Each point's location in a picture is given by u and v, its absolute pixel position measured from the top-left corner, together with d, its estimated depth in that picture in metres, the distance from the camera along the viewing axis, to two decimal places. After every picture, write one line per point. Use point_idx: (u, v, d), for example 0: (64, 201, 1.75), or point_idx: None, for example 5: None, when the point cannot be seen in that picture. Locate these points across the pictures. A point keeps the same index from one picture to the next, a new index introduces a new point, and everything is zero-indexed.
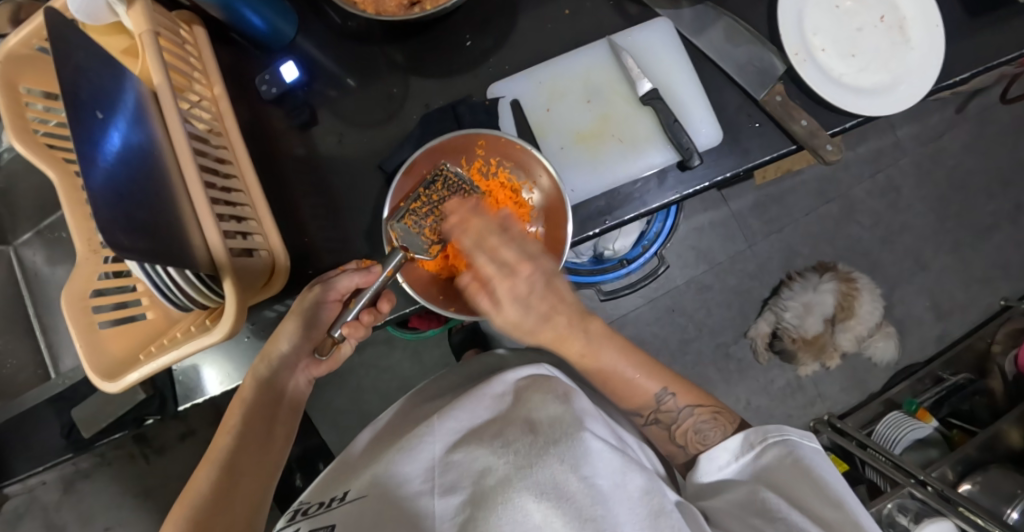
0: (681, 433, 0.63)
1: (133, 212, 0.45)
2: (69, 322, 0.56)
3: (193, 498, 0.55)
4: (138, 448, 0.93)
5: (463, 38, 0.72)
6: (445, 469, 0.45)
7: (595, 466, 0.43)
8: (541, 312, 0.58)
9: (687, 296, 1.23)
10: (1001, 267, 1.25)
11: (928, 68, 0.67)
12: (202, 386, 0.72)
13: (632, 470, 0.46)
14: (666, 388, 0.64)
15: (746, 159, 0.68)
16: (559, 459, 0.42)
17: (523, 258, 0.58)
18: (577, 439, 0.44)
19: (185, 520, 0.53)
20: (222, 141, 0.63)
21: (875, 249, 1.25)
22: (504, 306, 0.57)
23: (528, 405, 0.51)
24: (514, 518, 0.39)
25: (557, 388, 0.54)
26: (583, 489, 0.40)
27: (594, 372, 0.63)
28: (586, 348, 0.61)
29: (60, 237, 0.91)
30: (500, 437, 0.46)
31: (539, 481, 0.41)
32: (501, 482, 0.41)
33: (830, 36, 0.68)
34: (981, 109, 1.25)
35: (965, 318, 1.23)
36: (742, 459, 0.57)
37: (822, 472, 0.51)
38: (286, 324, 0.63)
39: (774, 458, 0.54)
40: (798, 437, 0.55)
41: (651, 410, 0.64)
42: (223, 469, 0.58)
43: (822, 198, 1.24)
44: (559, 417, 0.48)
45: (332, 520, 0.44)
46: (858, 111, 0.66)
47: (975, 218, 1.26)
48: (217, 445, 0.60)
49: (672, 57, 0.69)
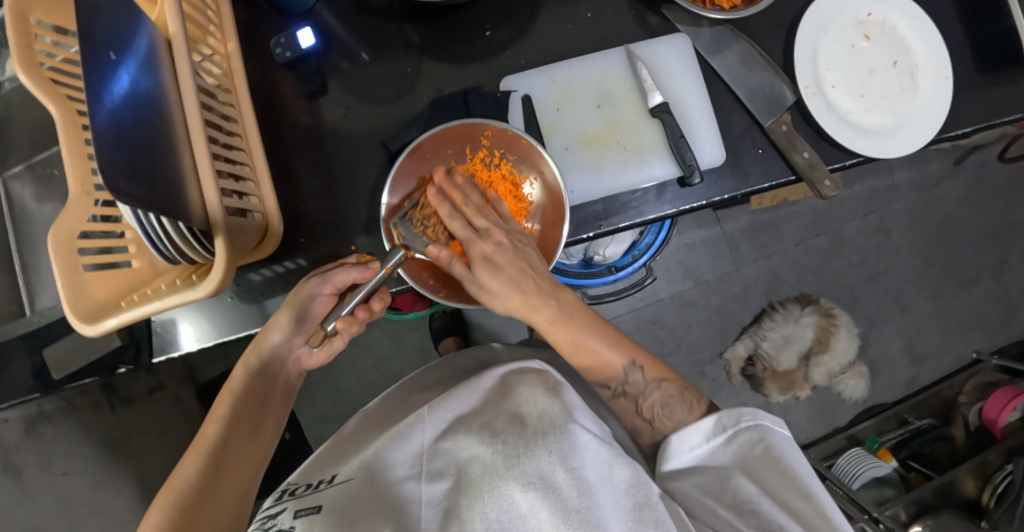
0: (647, 408, 0.63)
1: (137, 158, 0.45)
2: (53, 261, 0.56)
3: (177, 488, 0.55)
4: (105, 396, 0.92)
5: (483, 28, 0.72)
6: (434, 458, 0.45)
7: (583, 459, 0.43)
8: (512, 277, 0.61)
9: (669, 311, 1.24)
10: (978, 320, 1.28)
11: (932, 117, 0.68)
12: (176, 340, 0.70)
13: (620, 462, 0.45)
14: (632, 361, 0.65)
15: (746, 183, 0.69)
16: (547, 450, 0.42)
17: (495, 226, 0.62)
18: (567, 430, 0.44)
19: (171, 505, 0.54)
20: (230, 98, 0.62)
21: (859, 287, 1.27)
22: (476, 266, 0.60)
23: (517, 394, 0.51)
24: (500, 506, 0.39)
25: (549, 380, 0.53)
26: (570, 480, 0.41)
27: (566, 345, 0.64)
28: (557, 315, 0.63)
29: (51, 174, 0.89)
30: (488, 426, 0.46)
31: (526, 471, 0.41)
32: (488, 469, 0.41)
33: (841, 72, 0.69)
34: (979, 164, 1.27)
35: (936, 364, 1.26)
36: (714, 441, 0.56)
37: (790, 461, 0.51)
38: (283, 316, 0.63)
39: (747, 441, 0.54)
40: (771, 424, 0.54)
41: (619, 381, 0.65)
42: (211, 458, 0.58)
43: (814, 230, 1.26)
44: (549, 410, 0.47)
45: (321, 502, 0.44)
46: (859, 151, 0.67)
47: (960, 269, 1.28)
48: (205, 434, 0.60)
49: (687, 73, 0.70)
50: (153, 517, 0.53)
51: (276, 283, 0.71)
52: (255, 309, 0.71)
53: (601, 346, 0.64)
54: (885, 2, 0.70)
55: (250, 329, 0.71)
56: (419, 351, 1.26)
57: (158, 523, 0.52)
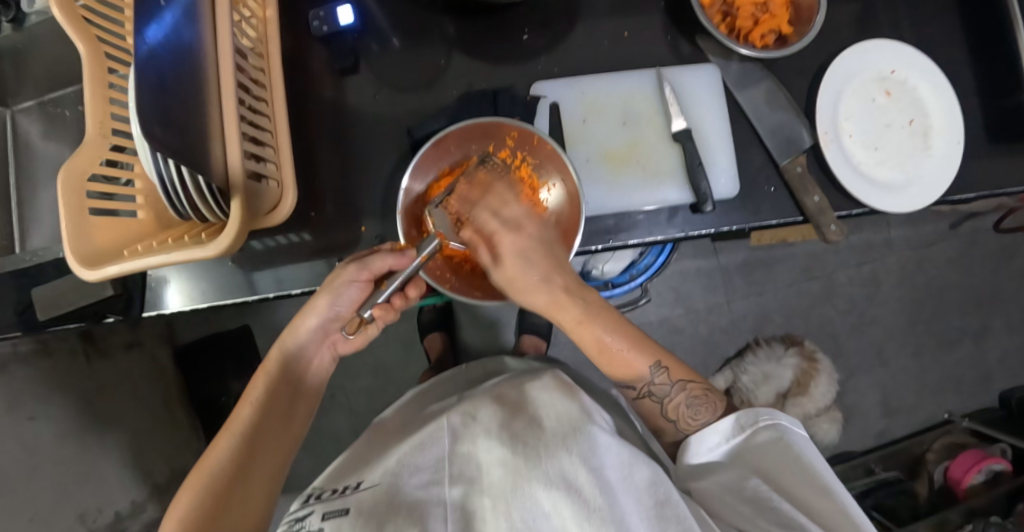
0: (673, 409, 0.65)
1: (170, 108, 0.45)
2: (61, 199, 0.55)
3: (210, 470, 0.57)
4: (84, 345, 0.95)
5: (521, 31, 0.73)
6: (454, 463, 0.47)
7: (602, 458, 0.47)
8: (542, 272, 0.65)
9: (657, 334, 1.26)
10: (952, 382, 1.31)
11: (942, 177, 0.70)
12: (160, 301, 0.71)
13: (639, 461, 0.50)
14: (658, 363, 0.66)
15: (755, 217, 0.71)
16: (570, 451, 0.46)
17: (524, 219, 0.66)
18: (586, 432, 0.48)
19: (204, 487, 0.55)
20: (262, 64, 0.62)
21: (843, 335, 1.29)
22: (506, 261, 0.64)
23: (533, 393, 0.55)
24: (526, 507, 0.43)
25: (564, 383, 0.56)
26: (592, 481, 0.44)
27: (591, 346, 0.67)
28: (582, 315, 0.67)
29: (62, 113, 0.87)
30: (507, 427, 0.49)
31: (550, 472, 0.44)
32: (512, 471, 0.45)
33: (860, 124, 0.71)
34: (974, 231, 1.30)
35: (908, 420, 1.29)
36: (733, 438, 0.61)
37: (809, 457, 0.56)
38: (321, 301, 0.64)
39: (765, 438, 0.58)
40: (787, 423, 0.59)
41: (646, 382, 0.66)
42: (243, 441, 0.60)
43: (807, 274, 1.29)
44: (567, 413, 0.51)
45: (347, 505, 0.46)
46: (868, 201, 0.69)
47: (942, 330, 1.31)
48: (239, 417, 0.62)
49: (711, 103, 0.72)
50: (184, 496, 0.55)
51: (278, 254, 0.70)
52: (255, 278, 0.70)
53: (625, 351, 0.66)
54: (909, 61, 0.72)
55: (245, 297, 0.70)
56: (405, 342, 1.26)
57: (189, 504, 0.54)
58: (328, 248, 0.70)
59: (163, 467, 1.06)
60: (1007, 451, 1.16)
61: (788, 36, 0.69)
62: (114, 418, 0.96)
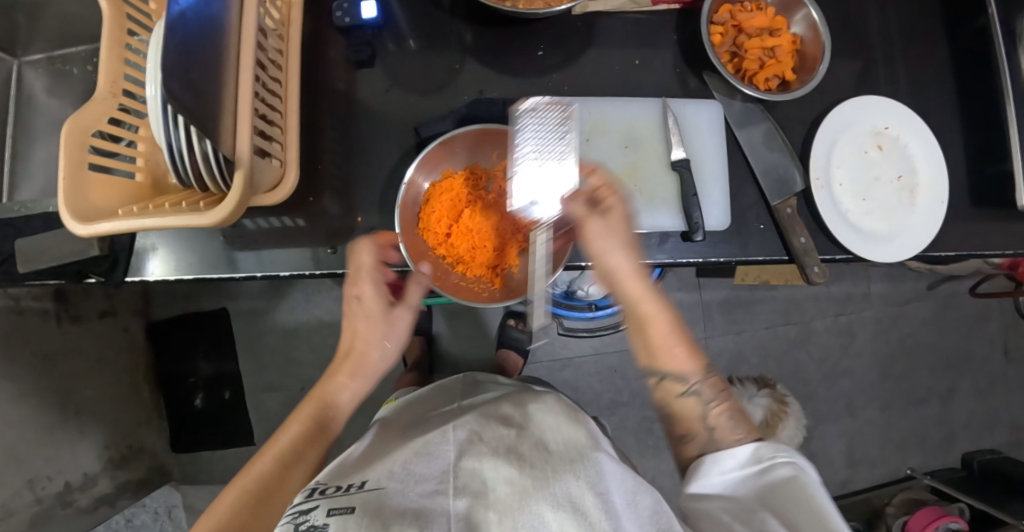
0: (714, 416, 0.64)
1: (191, 71, 0.46)
2: (62, 151, 0.55)
3: (248, 480, 0.58)
4: (57, 308, 0.93)
5: (537, 47, 0.75)
6: (457, 475, 0.48)
7: (608, 484, 0.49)
8: (628, 239, 0.68)
9: (632, 362, 1.28)
10: (918, 439, 1.34)
11: (923, 232, 0.73)
12: (142, 268, 0.70)
13: (642, 489, 0.53)
14: (706, 372, 0.67)
15: (741, 252, 0.73)
16: (576, 477, 0.48)
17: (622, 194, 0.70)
18: (593, 460, 0.51)
19: (247, 492, 0.57)
20: (281, 45, 0.64)
21: (815, 383, 1.32)
22: (611, 218, 0.67)
23: (537, 414, 0.57)
24: (531, 524, 0.45)
25: (572, 413, 0.60)
26: (598, 504, 0.46)
27: (654, 332, 0.68)
28: (653, 306, 0.69)
29: (69, 71, 0.87)
30: (513, 445, 0.51)
31: (557, 494, 0.46)
32: (518, 490, 0.46)
33: (850, 174, 0.74)
34: (950, 293, 1.34)
35: (870, 473, 1.32)
36: (748, 467, 0.58)
37: (824, 504, 0.51)
38: (376, 352, 0.72)
39: (779, 474, 0.55)
40: (806, 468, 0.56)
41: (692, 380, 0.66)
42: (280, 458, 0.61)
43: (784, 318, 1.31)
44: (574, 439, 0.53)
45: (353, 504, 0.45)
46: (850, 248, 0.71)
47: (912, 388, 1.34)
48: (281, 437, 0.63)
49: (710, 137, 0.74)
50: (219, 504, 0.56)
51: (270, 235, 0.70)
52: (244, 257, 0.70)
53: (682, 345, 0.68)
54: (903, 120, 0.75)
55: (233, 273, 0.70)
56: None
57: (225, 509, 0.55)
58: (321, 234, 0.71)
59: (121, 442, 1.04)
60: (965, 510, 1.17)
61: (792, 82, 0.73)
62: (78, 386, 0.94)
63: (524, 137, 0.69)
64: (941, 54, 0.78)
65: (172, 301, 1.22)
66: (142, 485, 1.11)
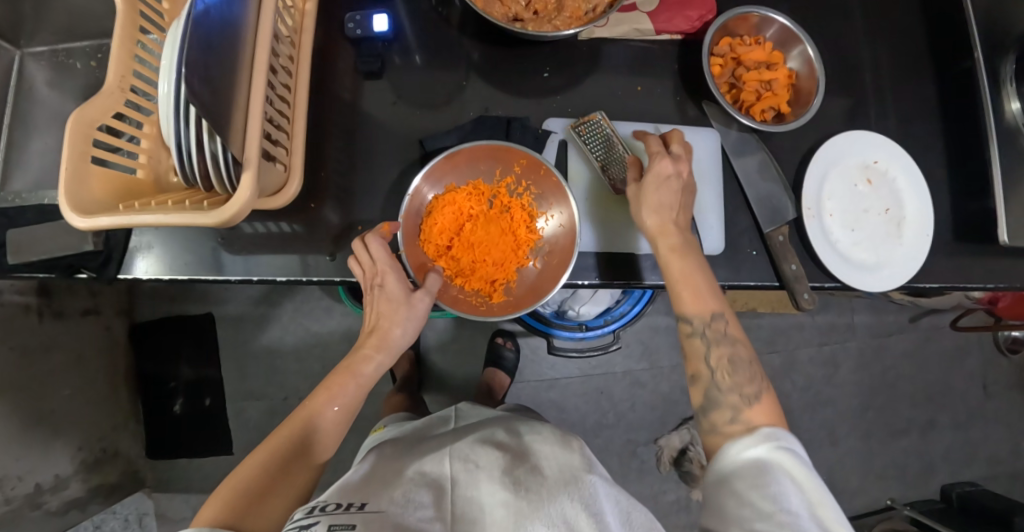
0: (716, 356, 0.65)
1: (210, 66, 0.47)
2: (67, 143, 0.54)
3: (280, 443, 0.61)
4: (39, 303, 0.90)
5: (543, 68, 0.77)
6: (455, 504, 0.49)
7: (602, 506, 0.51)
8: (659, 200, 0.68)
9: (619, 384, 1.28)
10: (897, 470, 1.35)
11: (910, 265, 0.75)
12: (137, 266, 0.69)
13: (637, 509, 0.56)
14: (722, 312, 0.66)
15: (734, 276, 0.75)
16: (571, 498, 0.50)
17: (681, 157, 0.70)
18: (586, 483, 0.53)
19: (277, 452, 0.60)
20: (293, 51, 0.64)
21: (798, 411, 1.33)
22: (649, 177, 0.69)
23: (534, 444, 0.60)
24: None
25: (567, 443, 0.62)
26: (592, 525, 0.48)
27: (675, 272, 0.67)
28: (677, 244, 0.68)
29: (72, 65, 0.87)
30: (510, 473, 0.52)
31: (552, 514, 0.48)
32: (513, 512, 0.48)
33: (840, 205, 0.76)
34: (931, 326, 1.37)
35: (850, 504, 1.33)
36: (763, 447, 0.57)
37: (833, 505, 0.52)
38: (393, 325, 0.69)
39: (789, 459, 0.55)
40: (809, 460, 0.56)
41: (703, 321, 0.66)
42: (303, 430, 0.63)
43: (770, 346, 1.33)
44: (567, 466, 0.56)
45: (353, 520, 0.44)
46: (839, 277, 0.73)
47: (892, 419, 1.36)
48: (312, 402, 0.66)
49: (706, 164, 0.77)
50: (251, 460, 0.59)
51: (269, 240, 0.70)
52: (241, 259, 0.70)
53: (706, 285, 0.67)
54: (892, 155, 0.78)
55: (229, 276, 0.70)
56: None
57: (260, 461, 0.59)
58: (320, 240, 0.71)
59: (95, 444, 1.01)
60: None
61: (786, 114, 0.76)
62: (55, 385, 0.92)
63: (585, 146, 0.75)
64: (928, 96, 0.82)
65: (158, 303, 1.20)
66: (113, 490, 1.08)
